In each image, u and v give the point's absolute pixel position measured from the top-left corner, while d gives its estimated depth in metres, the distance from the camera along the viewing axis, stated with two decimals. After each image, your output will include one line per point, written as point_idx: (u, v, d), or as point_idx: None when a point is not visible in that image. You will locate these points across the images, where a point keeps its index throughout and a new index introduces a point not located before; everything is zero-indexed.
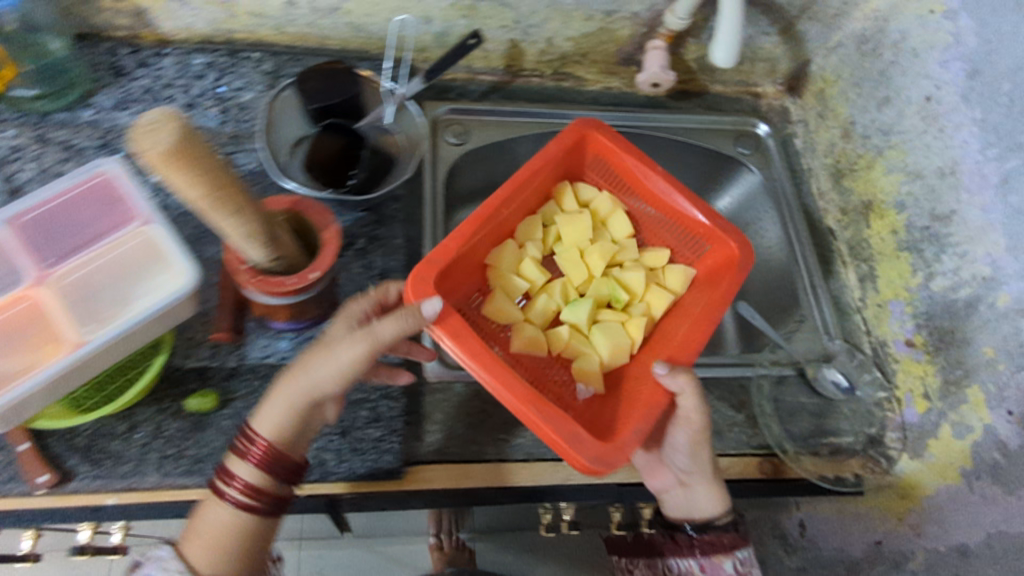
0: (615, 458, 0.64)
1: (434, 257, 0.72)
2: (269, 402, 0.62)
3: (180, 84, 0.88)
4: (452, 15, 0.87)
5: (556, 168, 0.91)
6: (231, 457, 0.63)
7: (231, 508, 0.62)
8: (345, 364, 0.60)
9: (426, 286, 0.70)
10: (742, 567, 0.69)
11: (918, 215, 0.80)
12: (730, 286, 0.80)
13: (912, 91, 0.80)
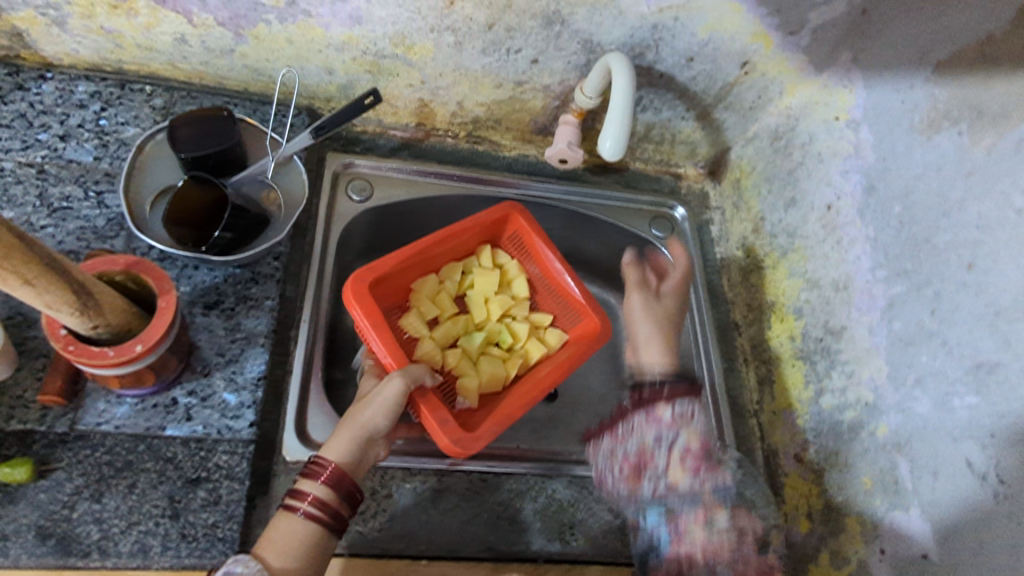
0: (472, 443, 0.73)
1: (375, 264, 0.81)
2: (336, 433, 0.68)
3: (57, 112, 0.82)
4: (355, 70, 0.83)
5: (481, 232, 0.91)
6: (302, 480, 0.65)
7: (303, 523, 0.63)
8: (389, 400, 0.70)
9: (362, 290, 0.79)
10: (679, 418, 0.73)
11: (813, 324, 0.77)
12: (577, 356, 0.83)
13: (813, 196, 0.77)
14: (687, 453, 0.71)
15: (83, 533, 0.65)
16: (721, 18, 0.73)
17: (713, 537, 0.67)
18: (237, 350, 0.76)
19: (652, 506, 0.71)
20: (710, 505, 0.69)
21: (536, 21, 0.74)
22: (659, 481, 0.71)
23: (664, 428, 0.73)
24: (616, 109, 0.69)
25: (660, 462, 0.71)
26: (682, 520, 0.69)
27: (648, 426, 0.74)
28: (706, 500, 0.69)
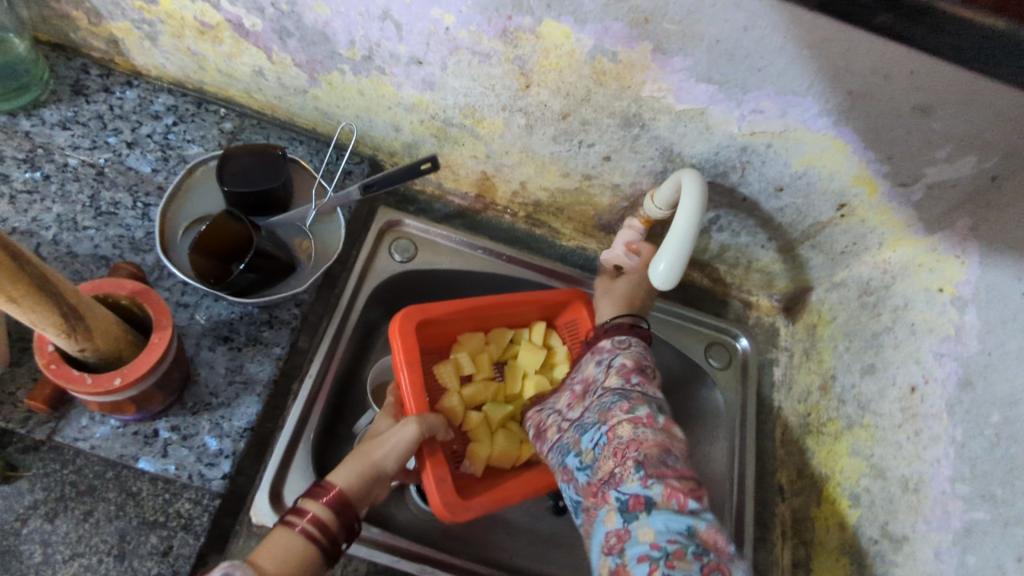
0: (463, 513, 0.67)
1: (428, 305, 0.76)
2: (343, 462, 0.63)
3: (132, 119, 0.83)
4: (421, 132, 0.80)
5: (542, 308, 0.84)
6: (304, 499, 0.59)
7: (302, 541, 0.56)
8: (404, 443, 0.66)
9: (410, 327, 0.74)
10: (620, 344, 0.71)
11: (869, 521, 0.65)
12: None
13: (896, 370, 0.66)
14: (622, 367, 0.66)
15: (24, 552, 0.60)
16: (822, 153, 0.64)
17: (619, 441, 0.58)
18: (232, 394, 0.70)
19: (591, 420, 0.63)
20: (644, 401, 0.62)
21: (613, 119, 0.68)
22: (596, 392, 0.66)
23: (606, 356, 0.70)
24: (680, 227, 0.61)
25: (601, 378, 0.68)
26: (614, 412, 0.61)
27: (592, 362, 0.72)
28: (634, 395, 0.62)
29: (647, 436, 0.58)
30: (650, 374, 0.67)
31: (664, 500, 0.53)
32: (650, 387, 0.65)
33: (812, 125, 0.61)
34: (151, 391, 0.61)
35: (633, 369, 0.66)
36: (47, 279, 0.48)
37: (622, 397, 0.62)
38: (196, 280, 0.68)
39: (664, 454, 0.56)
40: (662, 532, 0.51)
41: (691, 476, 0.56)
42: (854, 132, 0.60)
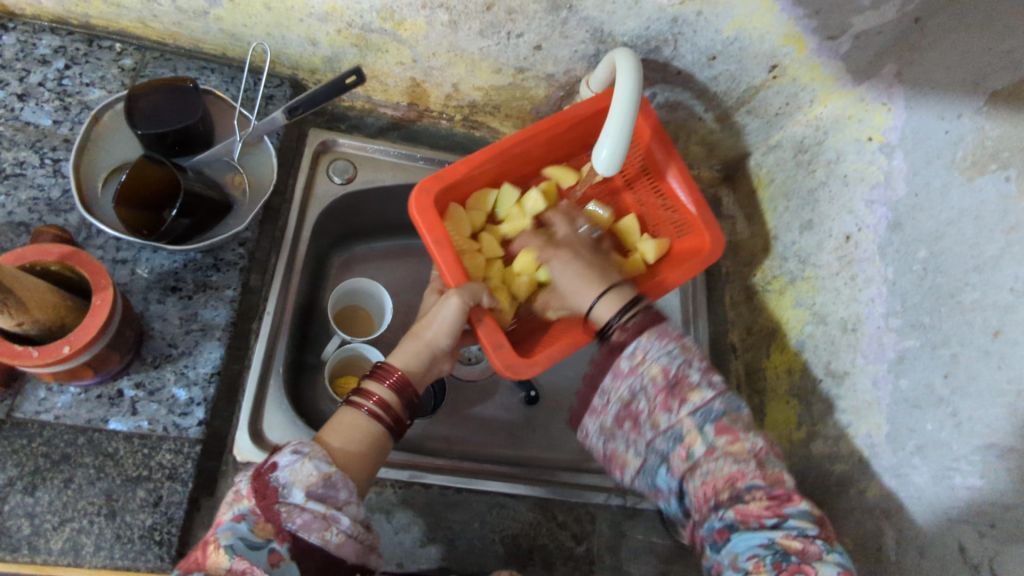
0: (526, 369, 0.65)
1: (442, 173, 0.70)
2: (401, 343, 0.66)
3: (17, 67, 0.76)
4: (340, 43, 0.75)
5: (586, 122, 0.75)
6: (367, 380, 0.63)
7: (366, 419, 0.60)
8: (452, 319, 0.66)
9: (427, 200, 0.69)
10: (635, 360, 0.62)
11: (814, 363, 0.70)
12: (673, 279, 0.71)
13: (833, 222, 0.69)
14: (653, 387, 0.61)
15: (12, 527, 0.60)
16: (752, 15, 0.63)
17: (696, 488, 0.58)
18: (191, 343, 0.69)
19: (654, 463, 0.62)
20: (697, 433, 0.59)
21: (540, 4, 0.65)
22: (647, 430, 0.62)
23: (629, 380, 0.62)
24: (620, 100, 0.60)
25: (643, 408, 0.62)
26: (675, 461, 0.60)
27: (618, 385, 0.63)
28: (687, 433, 0.59)
29: (716, 472, 0.57)
30: (685, 374, 0.61)
31: (743, 526, 0.54)
32: (694, 398, 0.60)
33: None
34: (107, 352, 0.60)
35: (665, 394, 0.60)
36: None
37: (674, 439, 0.60)
38: (126, 234, 0.64)
39: (736, 489, 0.56)
40: (745, 553, 0.52)
41: (771, 494, 0.55)
42: None
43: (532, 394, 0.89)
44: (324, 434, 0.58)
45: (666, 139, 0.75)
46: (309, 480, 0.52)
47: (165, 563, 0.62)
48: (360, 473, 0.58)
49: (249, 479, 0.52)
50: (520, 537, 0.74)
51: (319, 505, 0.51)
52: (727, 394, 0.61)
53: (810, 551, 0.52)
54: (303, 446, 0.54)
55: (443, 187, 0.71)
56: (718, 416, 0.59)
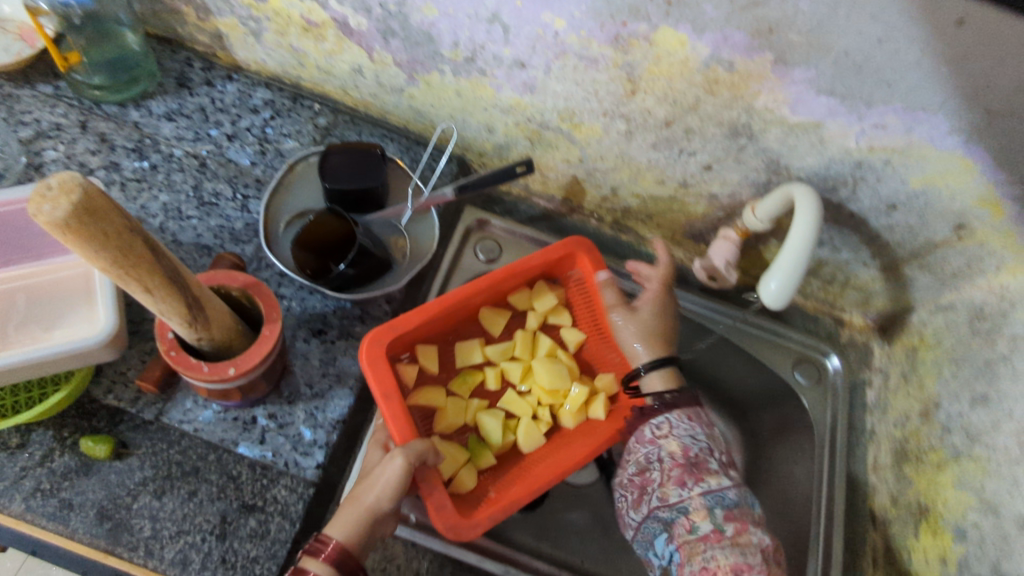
0: (468, 533, 0.65)
1: (397, 323, 0.70)
2: (338, 511, 0.58)
3: (232, 112, 0.86)
4: (517, 135, 0.80)
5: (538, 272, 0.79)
6: (303, 559, 0.55)
7: None
8: (394, 481, 0.60)
9: (379, 354, 0.68)
10: (661, 432, 0.69)
11: (977, 558, 0.62)
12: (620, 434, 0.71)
13: (1013, 402, 0.62)
14: (672, 463, 0.66)
15: (135, 526, 0.62)
16: (945, 172, 0.61)
17: (694, 573, 0.59)
18: (325, 386, 0.71)
19: (656, 528, 0.64)
20: (706, 512, 0.62)
21: (721, 129, 0.67)
22: (654, 499, 0.65)
23: (649, 449, 0.68)
24: (797, 239, 0.62)
25: (655, 479, 0.66)
26: (677, 529, 0.62)
27: (637, 449, 0.69)
28: (695, 507, 0.62)
29: (720, 558, 0.59)
30: (703, 459, 0.66)
31: None
32: (709, 480, 0.64)
33: (939, 143, 0.59)
34: (257, 380, 0.63)
35: (682, 469, 0.65)
36: (171, 261, 0.50)
37: (679, 512, 0.63)
38: (295, 277, 0.69)
39: (739, 574, 0.58)
40: None
41: None
42: (986, 153, 0.58)
43: None
44: None
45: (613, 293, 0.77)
46: None
47: None
48: None
49: None
50: None
51: None
52: (739, 489, 0.65)
53: None
54: None
55: (398, 336, 0.70)
56: (730, 502, 0.63)
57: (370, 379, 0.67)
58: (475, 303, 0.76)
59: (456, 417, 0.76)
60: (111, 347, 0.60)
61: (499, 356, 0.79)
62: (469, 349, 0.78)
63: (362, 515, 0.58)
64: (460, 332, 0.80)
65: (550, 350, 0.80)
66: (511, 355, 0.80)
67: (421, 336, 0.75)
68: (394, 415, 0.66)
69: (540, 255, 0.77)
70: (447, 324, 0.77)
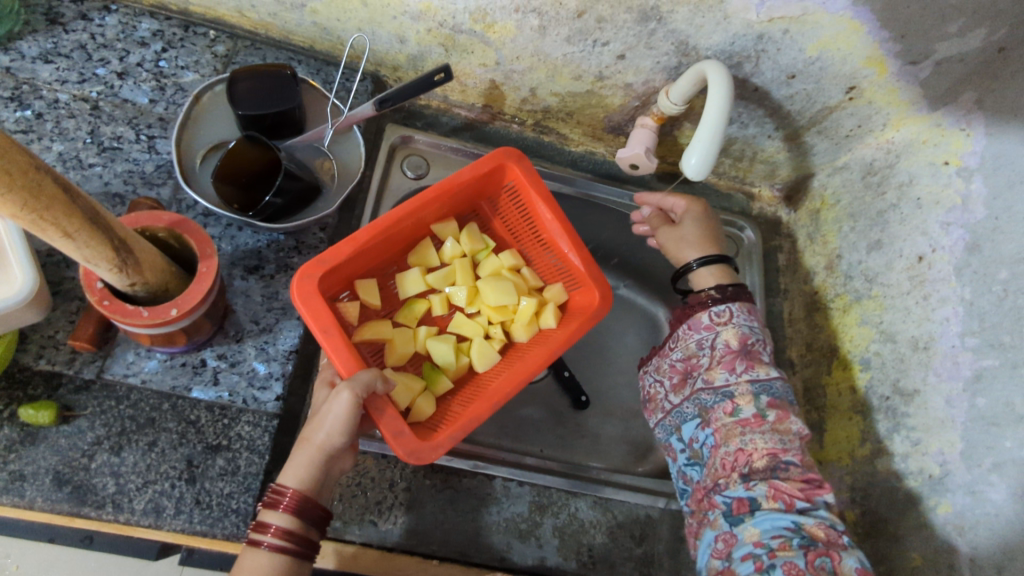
0: (429, 454, 0.59)
1: (325, 255, 0.63)
2: (292, 454, 0.56)
3: (118, 47, 0.79)
4: (429, 41, 0.78)
5: (467, 189, 0.72)
6: (263, 510, 0.54)
7: (268, 558, 0.52)
8: (343, 417, 0.56)
9: (313, 288, 0.61)
10: (720, 319, 0.70)
11: (880, 380, 0.71)
12: (574, 338, 0.67)
13: (905, 242, 0.70)
14: (726, 350, 0.68)
15: (98, 485, 0.58)
16: (837, 36, 0.66)
17: (728, 453, 0.64)
18: (272, 320, 0.68)
19: (691, 412, 0.69)
20: (750, 398, 0.65)
21: (631, 14, 0.68)
22: (699, 381, 0.69)
23: (703, 334, 0.70)
24: (708, 125, 0.66)
25: (703, 363, 0.69)
26: (716, 413, 0.66)
27: (691, 335, 0.71)
28: (740, 392, 0.66)
29: (757, 443, 0.63)
30: (757, 351, 0.69)
31: (769, 502, 0.60)
32: (757, 371, 0.67)
33: (831, 6, 0.62)
34: (202, 320, 0.59)
35: (735, 355, 0.67)
36: (81, 198, 0.45)
37: (724, 396, 0.66)
38: (225, 212, 0.66)
39: (775, 462, 0.62)
40: (768, 531, 0.58)
41: (803, 477, 0.61)
42: (871, 12, 0.62)
43: (583, 398, 0.87)
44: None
45: (551, 196, 0.70)
46: None
47: (241, 532, 0.59)
48: None
49: None
50: (582, 535, 0.69)
51: None
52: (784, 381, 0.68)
53: (833, 541, 0.58)
54: None
55: (328, 270, 0.64)
56: (776, 393, 0.66)
57: (302, 311, 0.60)
58: (405, 229, 0.69)
59: (406, 348, 0.71)
60: (31, 304, 0.54)
61: (441, 283, 0.74)
62: (407, 277, 0.73)
63: (314, 457, 0.55)
64: (398, 263, 0.76)
65: (495, 270, 0.75)
66: (454, 280, 0.75)
67: (356, 269, 0.70)
68: (332, 349, 0.60)
69: (466, 171, 0.70)
70: (378, 255, 0.71)
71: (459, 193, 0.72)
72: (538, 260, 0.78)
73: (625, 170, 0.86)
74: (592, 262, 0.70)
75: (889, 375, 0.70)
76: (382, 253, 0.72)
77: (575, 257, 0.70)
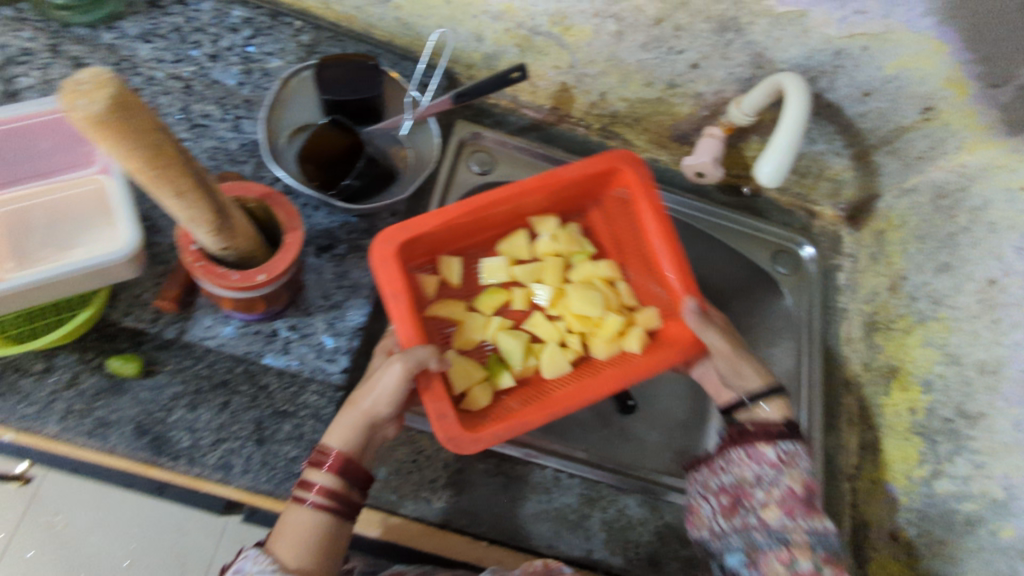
0: (470, 447, 0.58)
1: (409, 225, 0.65)
2: (339, 415, 0.59)
3: (211, 31, 0.83)
4: (505, 41, 0.80)
5: (572, 187, 0.73)
6: (308, 469, 0.59)
7: (311, 513, 0.56)
8: (393, 387, 0.58)
9: (390, 254, 0.63)
10: (785, 456, 0.61)
11: (943, 403, 0.70)
12: (653, 365, 0.63)
13: (976, 265, 0.69)
14: (790, 494, 0.59)
15: (173, 438, 0.61)
16: (918, 55, 0.66)
17: None
18: (342, 297, 0.71)
19: (735, 545, 0.61)
20: (807, 549, 0.57)
21: (709, 24, 0.69)
22: (751, 517, 0.61)
23: (765, 470, 0.62)
24: (783, 137, 0.69)
25: (758, 498, 0.61)
26: (767, 559, 0.58)
27: (749, 464, 0.63)
28: (798, 540, 0.58)
29: None
30: (818, 501, 0.60)
31: None
32: (818, 520, 0.59)
33: (914, 25, 0.63)
34: (281, 289, 0.62)
35: (799, 500, 0.59)
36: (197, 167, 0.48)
37: (779, 541, 0.59)
38: (307, 188, 0.69)
39: None
40: None
41: None
42: (956, 32, 0.62)
43: (630, 402, 0.83)
44: (274, 534, 0.56)
45: (663, 212, 0.67)
46: None
47: None
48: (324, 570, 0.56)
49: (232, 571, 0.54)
50: (628, 531, 0.69)
51: None
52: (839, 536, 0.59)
53: None
54: (249, 557, 0.54)
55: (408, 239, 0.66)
56: (833, 547, 0.58)
57: (381, 279, 0.62)
58: (497, 214, 0.71)
59: (475, 333, 0.73)
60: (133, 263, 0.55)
61: (528, 276, 0.76)
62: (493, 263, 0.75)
63: (357, 422, 0.59)
64: (488, 249, 0.78)
65: (587, 276, 0.75)
66: (540, 277, 0.76)
67: (442, 244, 0.72)
68: (397, 316, 0.61)
69: (574, 167, 0.70)
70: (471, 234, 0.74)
71: (560, 189, 0.73)
72: (636, 278, 0.77)
73: (692, 177, 0.88)
74: (688, 289, 0.65)
75: (953, 398, 0.68)
76: (479, 233, 0.75)
77: (671, 277, 0.66)
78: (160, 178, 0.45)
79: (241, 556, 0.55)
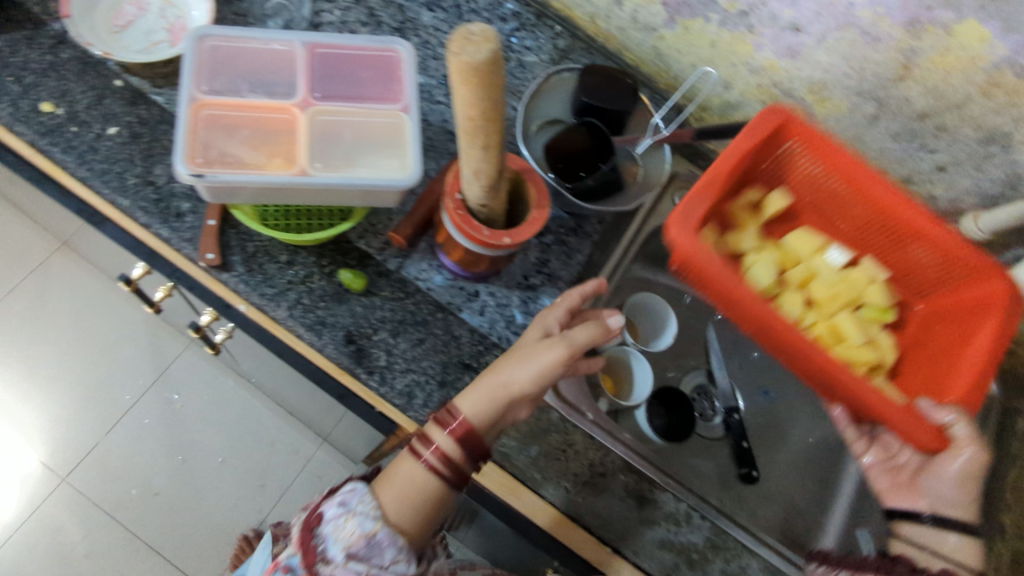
0: (689, 245, 0.59)
1: (806, 124, 0.65)
2: (477, 383, 0.60)
3: (484, 15, 0.91)
4: (752, 95, 0.83)
5: (937, 265, 0.67)
6: (429, 428, 0.61)
7: (422, 473, 0.59)
8: (543, 366, 0.58)
9: (771, 123, 0.64)
10: None
11: None
12: (882, 401, 0.59)
13: None
14: None
15: (373, 355, 0.67)
16: None
17: None
18: (539, 281, 0.75)
19: None
20: None
21: (976, 133, 0.70)
22: None
23: None
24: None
25: None
26: None
27: None
28: None
29: None
30: None
31: None
32: None
33: None
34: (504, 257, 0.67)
35: None
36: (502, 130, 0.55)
37: None
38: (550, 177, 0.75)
39: None
40: None
41: None
42: None
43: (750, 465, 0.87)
44: (383, 475, 0.61)
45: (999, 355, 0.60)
46: (352, 538, 0.56)
47: None
48: (414, 530, 0.60)
49: (334, 499, 0.59)
50: None
51: (361, 564, 0.56)
52: None
53: None
54: (357, 491, 0.60)
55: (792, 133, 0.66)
56: None
57: (746, 131, 0.64)
58: (862, 201, 0.68)
59: (748, 243, 0.73)
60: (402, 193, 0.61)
61: (837, 266, 0.73)
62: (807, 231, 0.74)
63: (491, 389, 0.58)
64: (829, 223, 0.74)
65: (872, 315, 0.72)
66: (838, 285, 0.72)
67: (802, 179, 0.71)
68: (683, 214, 0.61)
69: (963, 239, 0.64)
70: (825, 197, 0.72)
71: (952, 265, 0.66)
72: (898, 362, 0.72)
73: None
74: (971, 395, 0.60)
75: None
76: (821, 211, 0.73)
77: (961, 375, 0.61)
78: (481, 132, 0.51)
79: (349, 488, 0.61)
